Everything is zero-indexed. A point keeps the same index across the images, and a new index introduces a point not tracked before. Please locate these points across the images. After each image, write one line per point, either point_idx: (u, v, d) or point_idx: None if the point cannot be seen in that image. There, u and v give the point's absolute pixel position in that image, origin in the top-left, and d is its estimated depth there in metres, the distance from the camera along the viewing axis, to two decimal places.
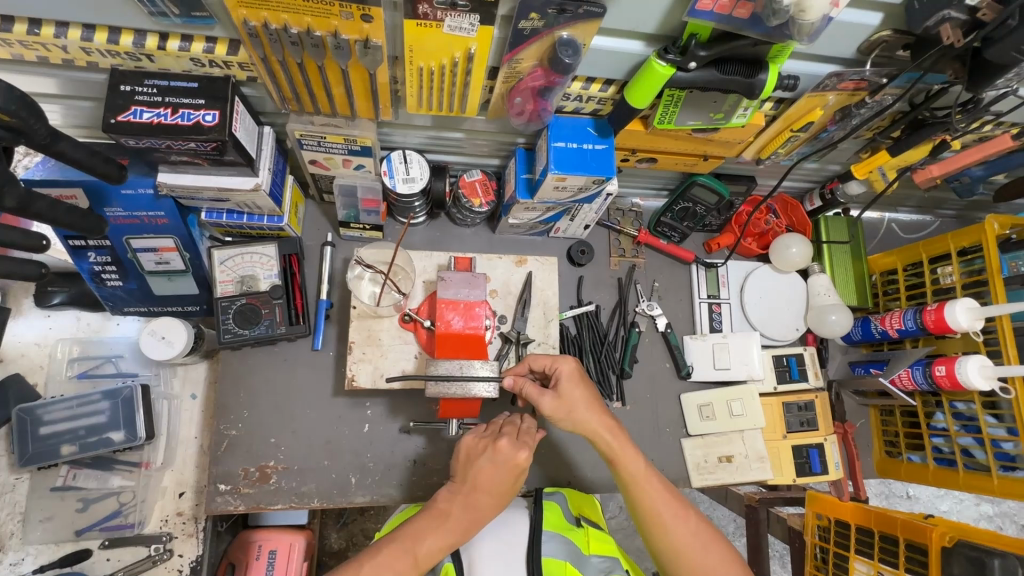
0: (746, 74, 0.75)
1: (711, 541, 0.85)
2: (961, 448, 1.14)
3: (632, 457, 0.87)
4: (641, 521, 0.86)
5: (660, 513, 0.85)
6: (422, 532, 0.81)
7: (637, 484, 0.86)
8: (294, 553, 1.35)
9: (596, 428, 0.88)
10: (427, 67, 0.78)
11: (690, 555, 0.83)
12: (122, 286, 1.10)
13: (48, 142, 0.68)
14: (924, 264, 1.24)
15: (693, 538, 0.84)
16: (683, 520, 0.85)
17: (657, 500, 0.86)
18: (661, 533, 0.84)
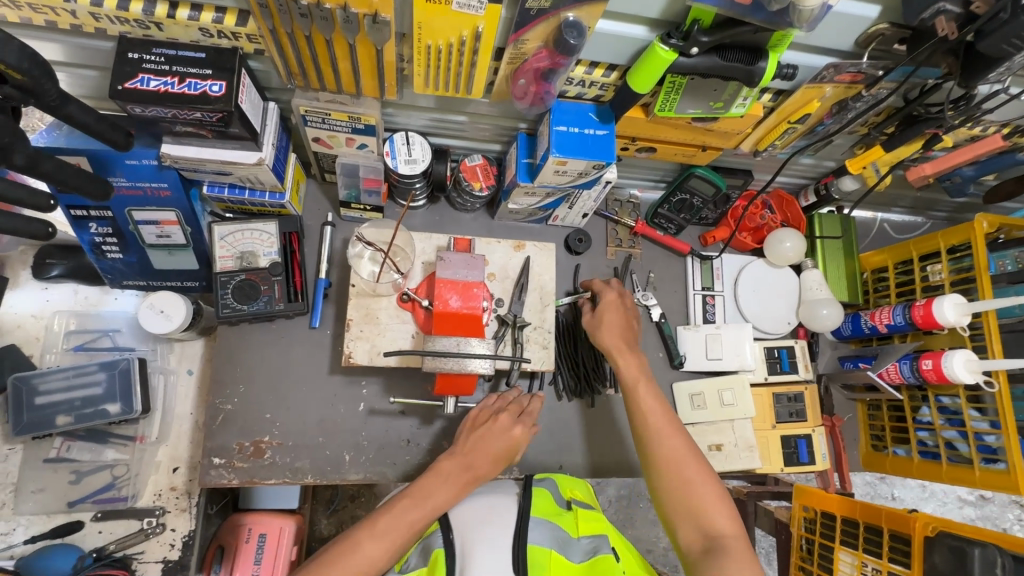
0: (747, 61, 0.77)
1: (698, 460, 0.92)
2: (946, 441, 1.16)
3: (639, 377, 1.01)
4: (636, 429, 0.97)
5: (651, 420, 0.96)
6: (430, 489, 0.93)
7: (637, 400, 0.99)
8: (285, 538, 1.36)
9: (617, 349, 1.05)
10: (433, 45, 0.80)
11: (675, 469, 0.91)
12: (122, 258, 1.11)
13: (57, 103, 0.69)
14: (914, 261, 1.27)
15: (680, 452, 0.92)
16: (673, 436, 0.94)
17: (652, 414, 0.97)
18: (652, 445, 0.94)
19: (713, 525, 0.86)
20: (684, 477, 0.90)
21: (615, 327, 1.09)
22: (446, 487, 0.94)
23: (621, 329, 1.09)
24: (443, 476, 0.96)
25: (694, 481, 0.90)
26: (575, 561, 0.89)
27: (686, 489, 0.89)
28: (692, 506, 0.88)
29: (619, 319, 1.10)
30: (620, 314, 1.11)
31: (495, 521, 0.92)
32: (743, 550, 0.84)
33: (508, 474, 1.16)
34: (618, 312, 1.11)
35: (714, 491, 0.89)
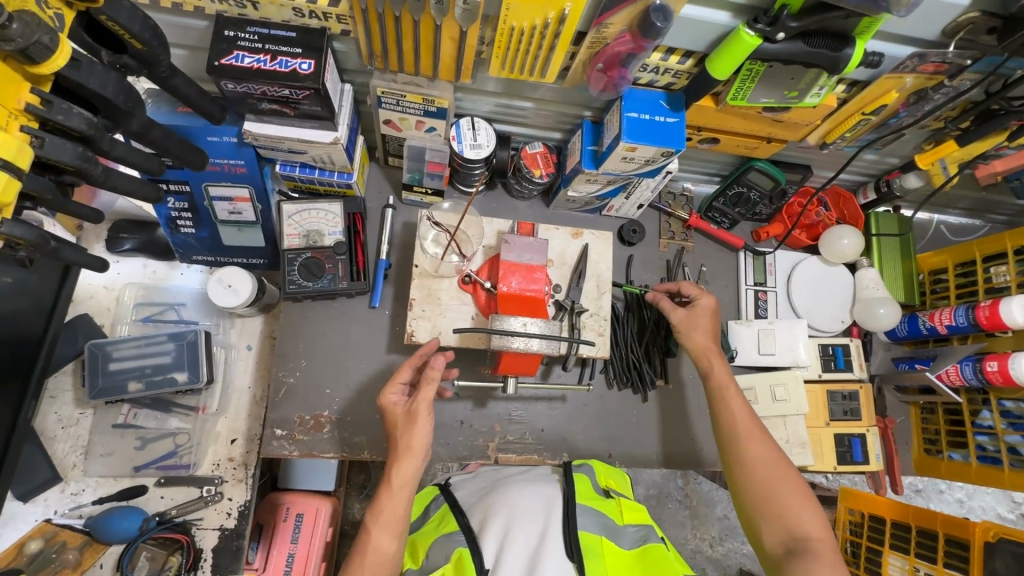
0: (833, 48, 0.77)
1: (787, 468, 0.94)
2: (1008, 446, 1.13)
3: (726, 384, 1.03)
4: (723, 432, 1.00)
5: (739, 425, 0.99)
6: (380, 504, 0.90)
7: (725, 406, 1.01)
8: (320, 520, 1.38)
9: (704, 351, 1.07)
10: (517, 26, 0.81)
11: (762, 472, 0.94)
12: (194, 233, 1.15)
13: (166, 74, 0.72)
14: (977, 263, 1.24)
15: (769, 457, 0.95)
16: (760, 441, 0.96)
17: (741, 420, 0.99)
18: (740, 448, 0.97)
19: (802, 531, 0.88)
20: (773, 483, 0.92)
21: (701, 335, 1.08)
22: (391, 500, 0.89)
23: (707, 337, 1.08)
24: (391, 491, 0.90)
25: (783, 488, 0.91)
26: (626, 547, 0.90)
27: (774, 494, 0.91)
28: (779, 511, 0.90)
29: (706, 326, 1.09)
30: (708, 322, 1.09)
31: (537, 509, 0.93)
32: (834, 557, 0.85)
33: (557, 459, 1.18)
34: (705, 321, 1.09)
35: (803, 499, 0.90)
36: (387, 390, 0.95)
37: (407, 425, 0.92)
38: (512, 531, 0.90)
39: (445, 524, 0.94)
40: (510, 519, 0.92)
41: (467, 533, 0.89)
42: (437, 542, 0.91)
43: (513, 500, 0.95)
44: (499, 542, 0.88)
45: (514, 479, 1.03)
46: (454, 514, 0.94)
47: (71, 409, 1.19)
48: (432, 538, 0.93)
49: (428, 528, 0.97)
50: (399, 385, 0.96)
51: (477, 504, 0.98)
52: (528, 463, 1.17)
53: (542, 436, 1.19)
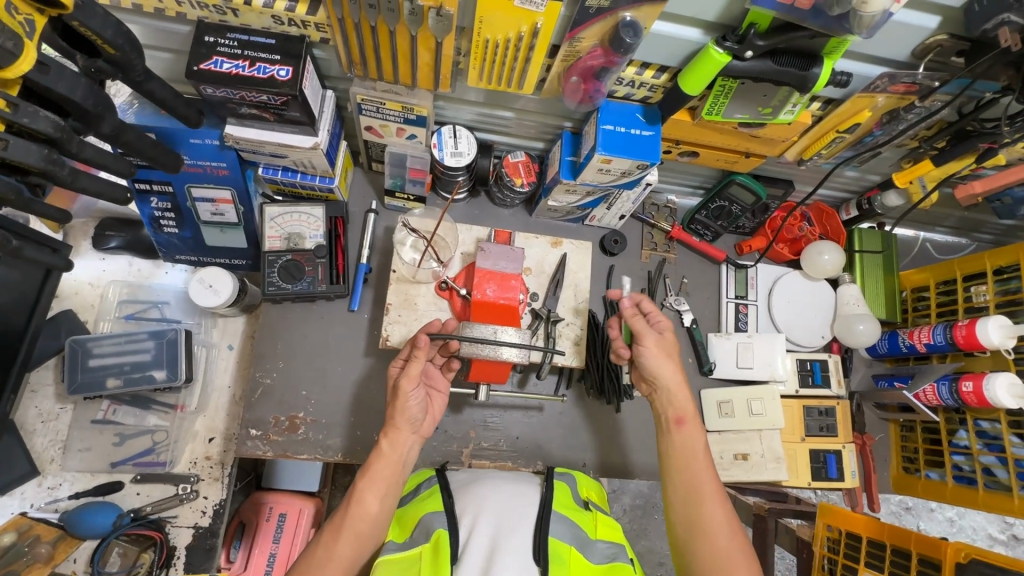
0: (801, 66, 0.78)
1: (737, 532, 0.88)
2: (982, 467, 1.14)
3: (689, 433, 0.97)
4: (681, 491, 0.93)
5: (702, 485, 0.92)
6: (372, 465, 0.94)
7: (683, 456, 0.96)
8: (303, 520, 1.39)
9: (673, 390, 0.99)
10: (491, 39, 0.83)
11: (710, 531, 0.88)
12: (177, 233, 1.16)
13: (142, 79, 0.74)
14: (958, 282, 1.24)
15: (720, 515, 0.89)
16: (719, 507, 0.90)
17: (699, 474, 0.93)
18: (694, 504, 0.91)
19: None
20: (720, 547, 0.86)
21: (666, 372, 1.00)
22: (383, 461, 0.95)
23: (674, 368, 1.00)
24: (381, 454, 0.95)
25: (730, 552, 0.85)
26: (594, 562, 0.86)
27: (719, 558, 0.85)
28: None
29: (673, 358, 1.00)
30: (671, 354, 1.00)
31: (514, 511, 0.89)
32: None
33: (531, 467, 1.18)
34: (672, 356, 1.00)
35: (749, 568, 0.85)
36: (392, 363, 1.00)
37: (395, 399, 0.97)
38: (483, 527, 0.85)
39: (432, 504, 0.91)
40: (481, 512, 0.88)
41: (449, 517, 0.86)
42: (422, 520, 0.88)
43: (485, 495, 0.92)
44: (469, 531, 0.85)
45: (494, 477, 1.00)
46: (443, 495, 0.92)
47: (51, 403, 1.21)
48: (417, 517, 0.90)
49: (416, 504, 0.94)
50: (398, 360, 1.00)
51: (460, 492, 0.95)
52: (502, 469, 1.18)
53: (517, 443, 1.20)
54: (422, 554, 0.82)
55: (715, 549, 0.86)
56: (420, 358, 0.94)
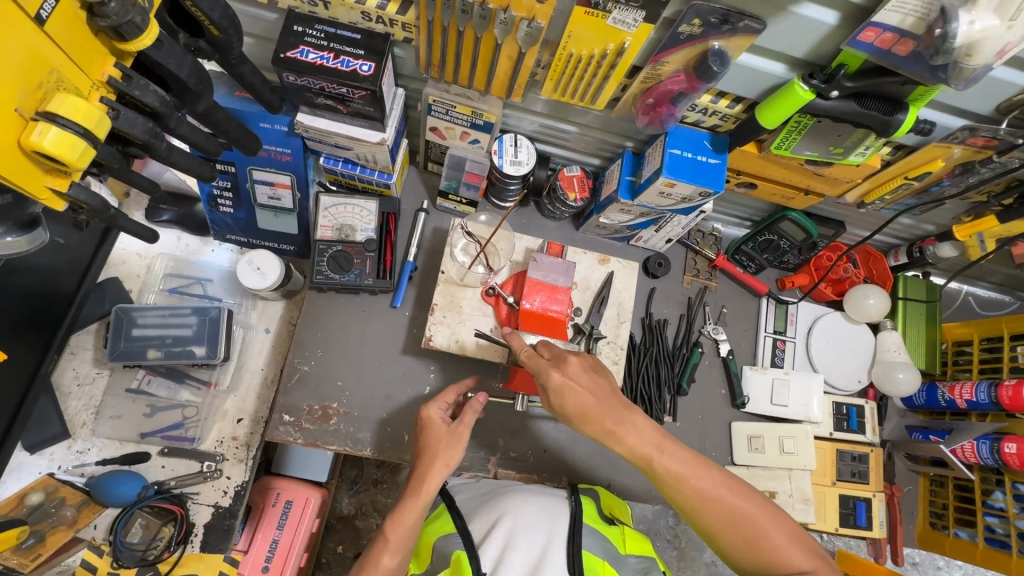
0: (885, 111, 0.78)
1: (775, 513, 0.82)
2: (1018, 531, 1.12)
3: (678, 455, 0.82)
4: (698, 512, 0.82)
5: (727, 502, 0.81)
6: (402, 515, 0.87)
7: (691, 482, 0.82)
8: (308, 509, 1.37)
9: (619, 434, 0.82)
10: (576, 55, 0.83)
11: (759, 537, 0.79)
12: (232, 213, 1.18)
13: (236, 62, 0.76)
14: (1004, 340, 1.22)
15: (755, 511, 0.81)
16: (755, 505, 0.81)
17: (711, 483, 0.82)
18: (737, 520, 0.80)
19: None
20: (773, 544, 0.79)
21: (600, 417, 0.82)
22: (415, 513, 0.87)
23: (597, 417, 0.82)
24: (416, 497, 0.88)
25: (784, 543, 0.79)
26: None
27: (781, 557, 0.78)
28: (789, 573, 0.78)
29: (588, 404, 0.82)
30: (594, 397, 0.83)
31: (539, 520, 0.89)
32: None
33: (556, 481, 1.17)
34: (600, 391, 0.83)
35: (802, 541, 0.80)
36: (433, 404, 0.96)
37: (448, 445, 0.92)
38: (513, 537, 0.86)
39: (444, 524, 0.92)
40: (513, 527, 0.88)
41: (465, 537, 0.87)
42: (436, 546, 0.89)
43: (511, 508, 0.92)
44: (499, 552, 0.85)
45: (517, 489, 1.00)
46: (452, 515, 0.93)
47: (88, 367, 1.22)
48: (432, 542, 0.91)
49: (425, 528, 0.95)
50: (441, 404, 0.97)
51: (474, 510, 0.95)
52: (526, 481, 1.17)
53: (544, 457, 1.19)
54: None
55: (774, 550, 0.79)
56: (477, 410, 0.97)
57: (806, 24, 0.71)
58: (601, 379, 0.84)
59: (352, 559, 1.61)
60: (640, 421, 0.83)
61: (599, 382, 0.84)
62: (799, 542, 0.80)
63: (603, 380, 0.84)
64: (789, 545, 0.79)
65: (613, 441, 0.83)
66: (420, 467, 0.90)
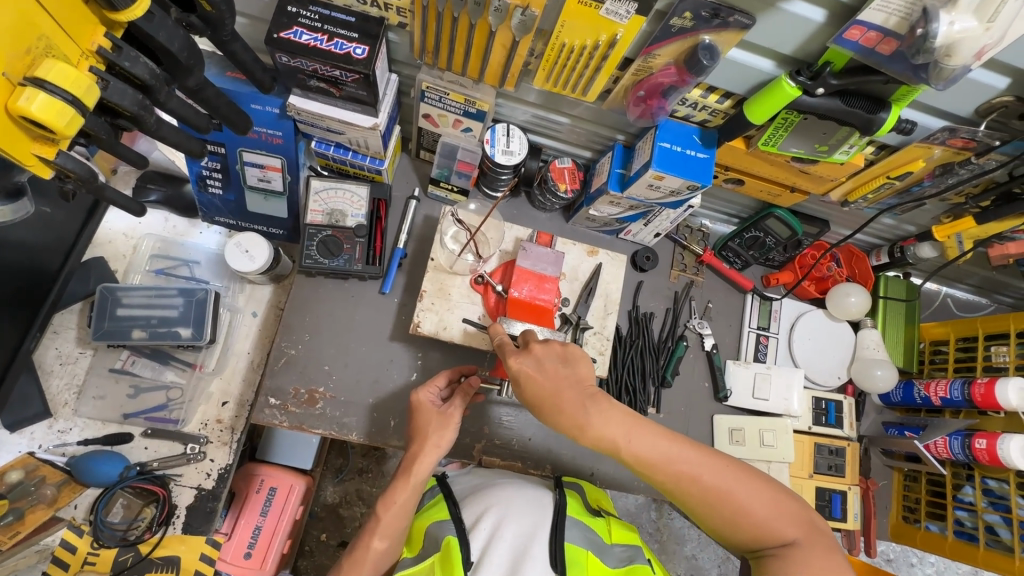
0: (868, 109, 0.80)
1: (755, 484, 0.79)
2: (985, 525, 1.16)
3: (645, 438, 0.80)
4: (677, 492, 0.81)
5: (703, 481, 0.79)
6: (393, 495, 0.88)
7: (663, 463, 0.80)
8: (292, 496, 1.37)
9: (582, 425, 0.81)
10: (569, 45, 0.84)
11: (738, 512, 0.78)
12: (221, 195, 1.17)
13: (228, 39, 0.75)
14: (979, 340, 1.25)
15: (733, 485, 0.78)
16: (732, 478, 0.79)
17: (685, 461, 0.80)
18: (713, 498, 0.78)
19: (797, 547, 0.76)
20: (755, 516, 0.77)
21: (562, 406, 0.82)
22: (406, 493, 0.88)
23: (555, 405, 0.83)
24: (407, 484, 0.88)
25: (765, 513, 0.77)
26: (611, 565, 0.86)
27: (764, 530, 0.77)
28: (774, 542, 0.77)
29: (548, 391, 0.83)
30: (552, 382, 0.83)
31: (529, 509, 0.91)
32: (830, 555, 0.76)
33: (540, 469, 1.19)
34: (561, 379, 0.83)
35: (786, 510, 0.78)
36: (423, 388, 0.95)
37: (439, 426, 0.92)
38: (503, 524, 0.88)
39: (438, 512, 0.92)
40: (502, 517, 0.89)
41: (457, 524, 0.87)
42: (429, 530, 0.89)
43: (500, 499, 0.93)
44: (486, 541, 0.86)
45: (507, 481, 1.01)
46: (447, 504, 0.94)
47: (72, 347, 1.21)
48: (424, 528, 0.91)
49: (418, 514, 0.95)
50: (434, 386, 0.97)
51: (468, 498, 0.97)
52: (510, 469, 1.18)
53: (528, 445, 1.20)
54: (433, 563, 0.84)
55: (757, 524, 0.77)
56: (468, 395, 0.96)
57: (793, 21, 0.73)
58: (564, 370, 0.84)
59: (336, 547, 1.62)
60: (605, 408, 0.82)
61: (561, 372, 0.84)
62: (781, 513, 0.78)
63: (565, 371, 0.84)
64: (772, 516, 0.77)
65: (581, 432, 0.82)
66: (409, 453, 0.91)
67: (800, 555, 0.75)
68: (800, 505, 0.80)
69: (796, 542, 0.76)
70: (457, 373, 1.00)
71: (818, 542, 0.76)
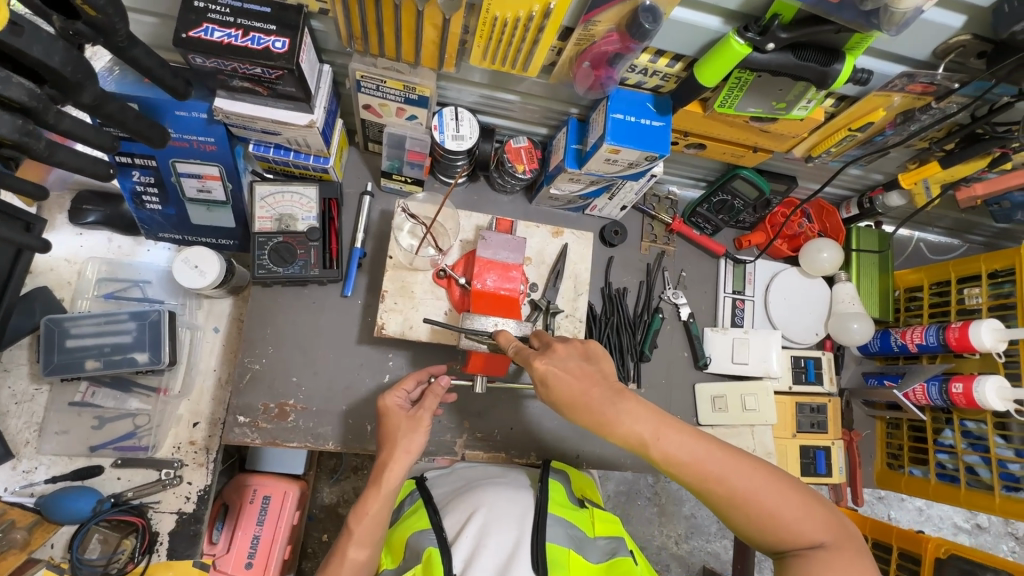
0: (822, 62, 0.76)
1: (784, 485, 0.73)
2: (966, 465, 1.17)
3: (674, 436, 0.74)
4: (701, 493, 0.74)
5: (730, 483, 0.72)
6: (364, 506, 0.86)
7: (688, 463, 0.74)
8: (287, 503, 1.35)
9: (611, 422, 0.75)
10: (503, 18, 0.78)
11: (766, 517, 0.71)
12: (161, 210, 1.11)
13: (125, 45, 0.69)
14: (952, 283, 1.25)
15: (761, 487, 0.72)
16: (761, 479, 0.72)
17: (713, 462, 0.73)
18: (740, 501, 0.72)
19: (825, 551, 0.70)
20: (783, 521, 0.71)
21: (592, 404, 0.76)
22: (378, 503, 0.86)
23: (587, 404, 0.77)
24: (379, 494, 0.86)
25: (794, 517, 0.71)
26: (593, 561, 0.86)
27: (791, 534, 0.71)
28: (800, 544, 0.71)
29: (576, 391, 0.77)
30: (580, 382, 0.78)
31: (513, 513, 0.89)
32: (860, 560, 0.70)
33: (524, 457, 1.18)
34: (585, 378, 0.78)
35: (814, 512, 0.71)
36: (391, 392, 0.93)
37: (407, 430, 0.89)
38: (487, 529, 0.87)
39: (418, 521, 0.91)
40: (484, 523, 0.88)
41: (438, 533, 0.86)
42: (410, 542, 0.88)
43: (483, 503, 0.92)
44: (470, 552, 0.84)
45: (489, 483, 1.00)
46: (427, 510, 0.92)
47: (26, 384, 1.16)
48: (405, 539, 0.90)
49: (399, 525, 0.94)
50: (402, 391, 0.94)
51: (450, 505, 0.95)
52: (495, 460, 1.17)
53: (512, 434, 1.18)
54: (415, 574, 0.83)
55: (785, 528, 0.71)
56: (439, 394, 0.93)
57: None
58: (588, 366, 0.79)
59: None
60: (634, 406, 0.76)
61: (586, 369, 0.79)
62: (811, 517, 0.71)
63: (591, 368, 0.79)
64: (800, 520, 0.71)
65: (607, 430, 0.76)
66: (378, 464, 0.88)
67: (829, 560, 0.69)
68: (832, 509, 0.73)
69: (823, 545, 0.71)
70: (427, 375, 0.98)
71: (847, 545, 0.71)
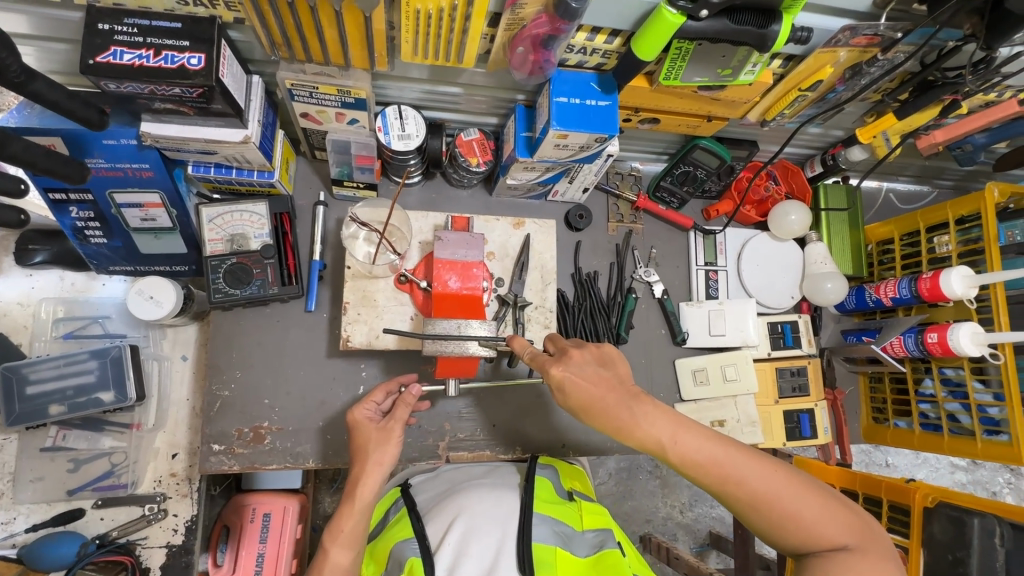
0: (758, 24, 0.73)
1: (806, 487, 0.72)
2: (948, 413, 1.17)
3: (691, 439, 0.73)
4: (721, 494, 0.74)
5: (750, 485, 0.71)
6: (339, 524, 0.84)
7: (707, 466, 0.73)
8: (288, 518, 1.34)
9: (630, 426, 0.75)
10: (425, 10, 0.75)
11: (788, 519, 0.71)
12: (107, 243, 1.07)
13: (22, 80, 0.66)
14: (921, 233, 1.24)
15: (784, 490, 0.71)
16: (783, 482, 0.71)
17: (732, 464, 0.72)
18: (761, 504, 0.71)
19: (848, 553, 0.70)
20: (806, 524, 0.70)
21: (608, 409, 0.76)
22: (352, 519, 0.83)
23: (604, 410, 0.76)
24: (352, 514, 0.84)
25: (818, 520, 0.70)
26: (581, 555, 0.86)
27: (814, 536, 0.70)
28: (822, 545, 0.71)
29: (593, 397, 0.76)
30: (600, 389, 0.77)
31: (497, 515, 0.89)
32: (883, 560, 0.70)
33: (511, 452, 1.17)
34: (603, 383, 0.78)
35: (837, 514, 0.71)
36: (360, 405, 0.92)
37: (378, 443, 0.87)
38: (470, 535, 0.86)
39: (402, 530, 0.89)
40: (467, 530, 0.87)
41: (421, 543, 0.84)
42: (394, 552, 0.86)
43: (468, 508, 0.91)
44: (454, 561, 0.83)
45: (474, 485, 0.99)
46: (410, 519, 0.90)
47: None
48: (388, 550, 0.88)
49: (383, 535, 0.92)
50: (371, 403, 0.93)
51: (433, 512, 0.94)
52: (480, 459, 1.16)
53: (496, 431, 1.17)
54: None
55: (807, 529, 0.70)
56: (411, 403, 0.91)
57: None
58: (606, 372, 0.79)
59: None
60: (649, 409, 0.75)
61: (603, 375, 0.78)
62: (835, 518, 0.71)
63: (607, 374, 0.79)
64: (823, 522, 0.70)
65: (627, 433, 0.75)
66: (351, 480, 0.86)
67: (852, 562, 0.69)
68: (854, 509, 0.73)
69: (846, 547, 0.70)
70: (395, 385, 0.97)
71: (870, 546, 0.70)
